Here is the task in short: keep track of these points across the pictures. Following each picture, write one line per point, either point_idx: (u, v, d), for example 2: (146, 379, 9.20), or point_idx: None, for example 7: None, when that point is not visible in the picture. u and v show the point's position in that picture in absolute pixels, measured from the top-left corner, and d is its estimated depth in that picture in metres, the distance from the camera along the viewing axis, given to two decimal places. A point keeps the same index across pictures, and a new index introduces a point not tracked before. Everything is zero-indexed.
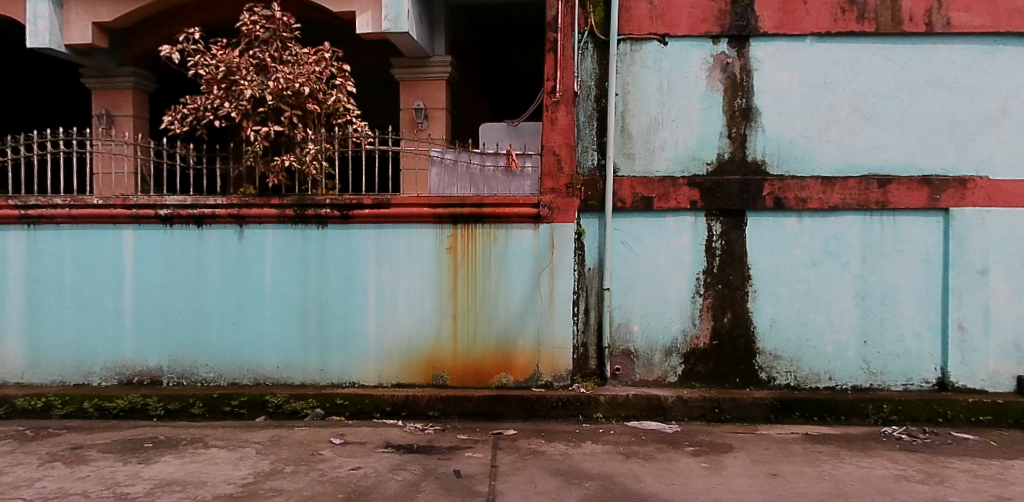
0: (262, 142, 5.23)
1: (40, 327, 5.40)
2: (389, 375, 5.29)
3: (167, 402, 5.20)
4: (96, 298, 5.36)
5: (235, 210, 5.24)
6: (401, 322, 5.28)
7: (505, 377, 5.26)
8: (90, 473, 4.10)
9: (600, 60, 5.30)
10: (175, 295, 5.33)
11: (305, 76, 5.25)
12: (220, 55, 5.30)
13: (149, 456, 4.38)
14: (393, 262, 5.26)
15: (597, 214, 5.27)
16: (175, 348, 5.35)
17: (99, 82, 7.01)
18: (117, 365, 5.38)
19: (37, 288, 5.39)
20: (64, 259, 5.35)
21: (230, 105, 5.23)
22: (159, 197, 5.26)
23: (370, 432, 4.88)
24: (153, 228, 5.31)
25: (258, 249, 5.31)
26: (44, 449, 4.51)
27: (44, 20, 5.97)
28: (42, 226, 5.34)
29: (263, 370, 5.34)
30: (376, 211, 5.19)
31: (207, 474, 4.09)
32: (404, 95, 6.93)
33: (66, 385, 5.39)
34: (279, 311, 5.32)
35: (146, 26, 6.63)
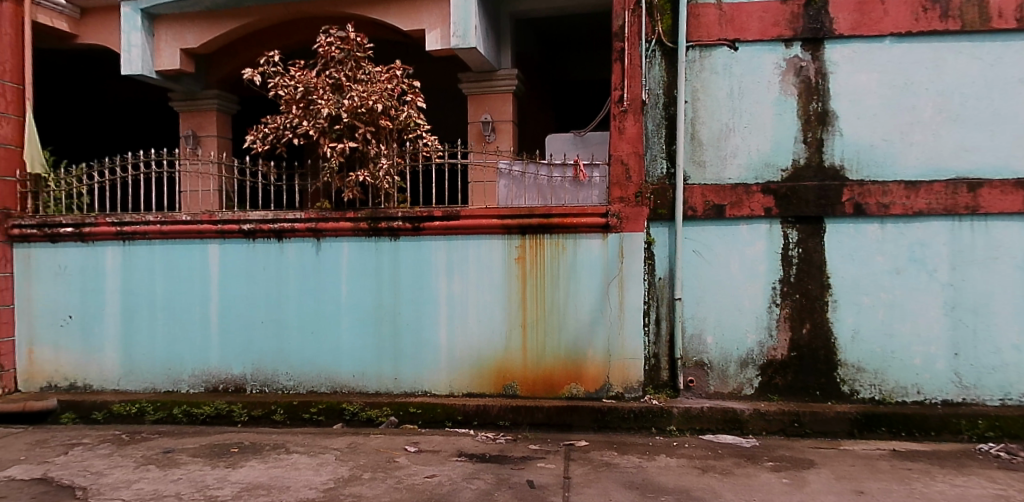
0: (338, 158, 5.42)
1: (134, 337, 5.72)
2: (460, 385, 5.36)
3: (250, 408, 5.42)
4: (184, 309, 5.65)
5: (313, 224, 5.43)
6: (472, 333, 5.33)
7: (576, 388, 5.23)
8: (182, 476, 4.31)
9: (668, 69, 5.26)
10: (257, 306, 5.57)
11: (378, 93, 5.40)
12: (298, 76, 5.52)
13: (235, 460, 4.57)
14: (463, 272, 5.33)
15: (667, 223, 5.21)
16: (257, 357, 5.58)
17: (186, 105, 7.40)
18: (203, 373, 5.64)
19: (131, 300, 5.72)
20: (156, 272, 5.67)
21: (309, 123, 5.45)
22: (243, 213, 5.51)
23: (443, 440, 4.95)
24: (237, 242, 5.57)
25: (335, 261, 5.48)
26: (140, 452, 4.77)
27: (137, 48, 6.36)
28: (136, 242, 5.67)
29: (339, 379, 5.50)
30: (446, 223, 5.29)
31: (290, 479, 4.23)
32: (472, 109, 7.04)
33: (157, 391, 5.69)
34: (354, 322, 5.47)
35: (228, 51, 7.00)
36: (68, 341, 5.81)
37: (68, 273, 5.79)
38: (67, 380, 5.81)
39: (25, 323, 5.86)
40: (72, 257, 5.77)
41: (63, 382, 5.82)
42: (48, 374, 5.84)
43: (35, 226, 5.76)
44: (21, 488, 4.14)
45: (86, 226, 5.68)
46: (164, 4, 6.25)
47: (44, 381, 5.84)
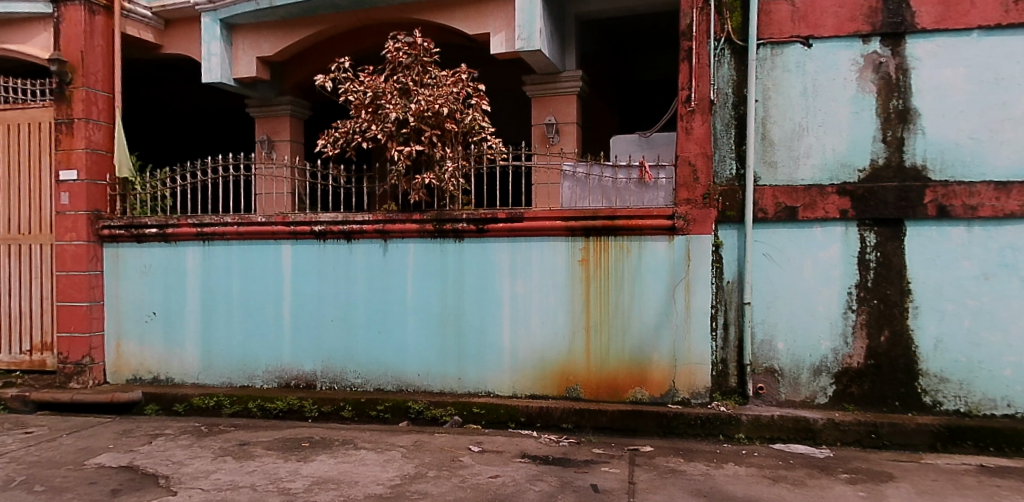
0: (404, 161, 5.52)
1: (212, 333, 5.98)
2: (523, 387, 5.37)
3: (320, 404, 5.59)
4: (259, 307, 5.87)
5: (380, 226, 5.55)
6: (535, 335, 5.34)
7: (640, 392, 5.17)
8: (257, 468, 4.47)
9: (738, 67, 5.13)
10: (327, 305, 5.73)
11: (444, 97, 5.48)
12: (367, 81, 5.66)
13: (306, 454, 4.72)
14: (527, 274, 5.34)
15: (737, 225, 5.08)
16: (327, 355, 5.74)
17: (261, 111, 7.69)
18: (276, 369, 5.85)
19: (210, 298, 5.98)
20: (233, 271, 5.91)
21: (377, 127, 5.57)
22: (314, 214, 5.68)
23: (506, 441, 4.97)
24: (308, 243, 5.75)
25: (401, 262, 5.59)
26: (217, 444, 4.98)
27: (217, 57, 6.66)
28: (215, 242, 5.93)
29: (405, 378, 5.60)
30: (510, 225, 5.31)
31: (358, 474, 4.33)
32: (536, 112, 7.05)
33: (233, 386, 5.92)
34: (419, 322, 5.56)
35: (301, 58, 7.24)
36: (152, 336, 6.13)
37: (153, 272, 6.10)
38: (151, 373, 6.13)
39: (114, 319, 6.21)
40: (156, 256, 6.09)
41: (148, 375, 6.14)
42: (134, 367, 6.17)
43: (123, 227, 6.10)
44: (110, 475, 4.38)
45: (169, 227, 5.97)
46: (242, 14, 6.51)
47: (131, 374, 6.18)
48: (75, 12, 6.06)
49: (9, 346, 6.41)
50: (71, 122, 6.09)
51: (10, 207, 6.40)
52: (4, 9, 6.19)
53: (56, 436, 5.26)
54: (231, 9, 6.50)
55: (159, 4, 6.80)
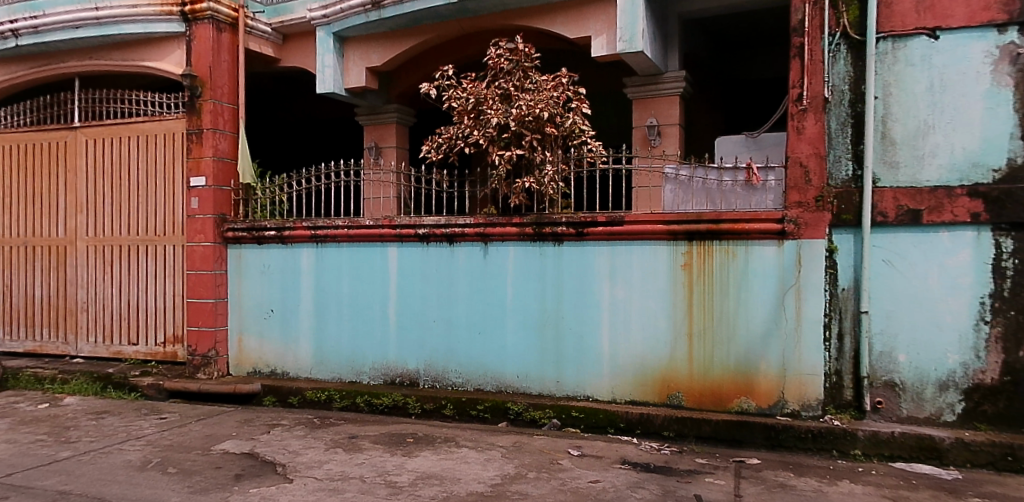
0: (505, 165, 5.60)
1: (324, 331, 6.29)
2: (623, 393, 5.31)
3: (424, 402, 5.75)
4: (366, 306, 6.13)
5: (481, 229, 5.65)
6: (636, 341, 5.27)
7: (746, 402, 4.99)
8: (365, 461, 4.66)
9: (855, 63, 4.85)
10: (430, 306, 5.90)
11: (545, 102, 5.52)
12: (470, 88, 5.80)
13: (411, 450, 4.87)
14: (627, 278, 5.28)
15: (854, 230, 4.80)
16: (430, 354, 5.90)
17: (370, 119, 8.04)
18: (382, 366, 6.08)
19: (322, 297, 6.30)
20: (343, 272, 6.20)
21: (478, 132, 5.68)
22: (418, 218, 5.87)
23: (606, 446, 4.93)
24: (413, 245, 5.94)
25: (501, 265, 5.67)
26: (329, 436, 5.23)
27: (331, 68, 7.03)
28: (327, 244, 6.24)
29: (505, 379, 5.67)
30: (610, 228, 5.27)
31: (460, 472, 4.42)
32: (638, 114, 6.98)
33: (343, 381, 6.20)
34: (519, 324, 5.62)
35: (406, 67, 7.49)
36: (269, 332, 6.52)
37: (271, 272, 6.50)
38: (269, 367, 6.53)
39: (237, 315, 6.67)
40: (274, 257, 6.48)
41: (266, 368, 6.54)
42: (254, 361, 6.60)
43: (246, 230, 6.53)
44: (233, 460, 4.70)
45: (286, 229, 6.34)
46: (353, 27, 6.83)
47: (251, 367, 6.60)
48: (205, 30, 6.54)
49: (145, 338, 7.02)
50: (200, 132, 6.60)
51: (148, 211, 7.01)
52: (145, 30, 6.68)
53: (187, 422, 5.70)
54: (343, 22, 6.83)
55: (278, 21, 7.23)
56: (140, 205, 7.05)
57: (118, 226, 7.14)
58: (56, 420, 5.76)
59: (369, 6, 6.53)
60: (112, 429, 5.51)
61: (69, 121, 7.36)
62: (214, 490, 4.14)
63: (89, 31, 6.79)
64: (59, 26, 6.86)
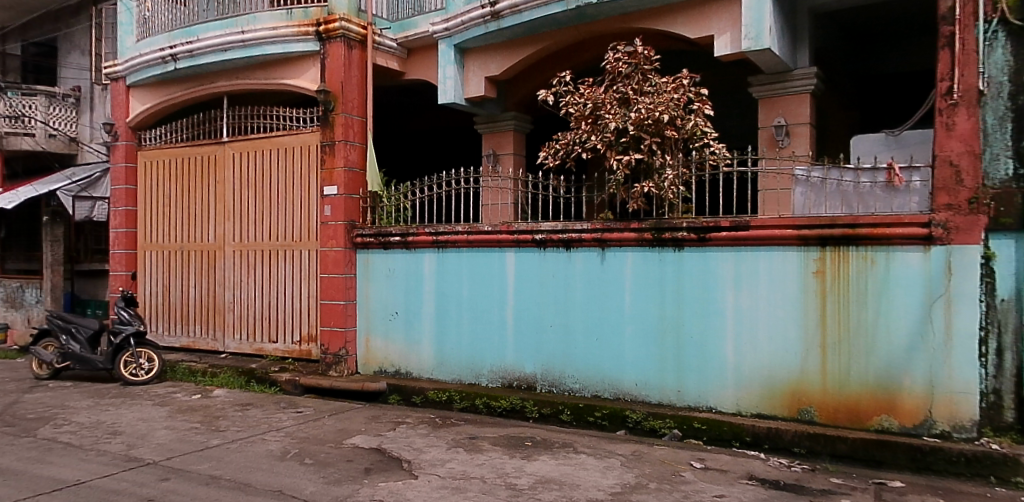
0: (624, 170, 5.52)
1: (445, 333, 6.50)
2: (749, 405, 5.09)
3: (541, 406, 5.78)
4: (485, 310, 6.26)
5: (599, 234, 5.63)
6: (763, 352, 5.04)
7: (888, 420, 4.63)
8: (486, 462, 4.75)
9: (1016, 50, 4.44)
10: (548, 311, 5.94)
11: (665, 104, 5.41)
12: (587, 93, 5.77)
13: (529, 453, 4.91)
14: (753, 285, 5.07)
15: (1016, 233, 4.36)
16: (547, 359, 5.94)
17: (488, 127, 8.21)
18: (501, 370, 6.18)
19: (443, 300, 6.51)
20: (464, 277, 6.38)
21: (596, 138, 5.64)
22: (535, 223, 5.93)
23: (731, 460, 4.74)
24: (531, 251, 6.01)
25: (620, 270, 5.61)
26: (450, 435, 5.38)
27: (452, 79, 7.26)
28: (448, 249, 6.45)
29: (623, 387, 5.60)
30: (734, 233, 5.08)
31: (579, 478, 4.40)
32: (764, 114, 6.68)
33: (463, 383, 6.36)
34: (638, 332, 5.53)
35: (525, 75, 7.61)
36: (395, 334, 6.82)
37: (395, 276, 6.80)
38: (394, 367, 6.82)
39: (365, 317, 7.02)
40: (399, 262, 6.77)
41: (391, 368, 6.83)
42: (381, 361, 6.91)
43: (373, 236, 6.87)
44: (362, 455, 4.94)
45: (409, 235, 6.61)
46: (473, 38, 7.01)
47: (377, 366, 6.92)
48: (337, 48, 6.98)
49: (283, 337, 7.55)
50: (333, 144, 7.03)
51: (286, 218, 7.54)
52: (284, 50, 7.21)
53: (320, 417, 6.07)
54: (463, 34, 7.04)
55: (403, 36, 7.54)
56: (279, 212, 7.60)
57: (260, 232, 7.73)
58: (208, 410, 6.31)
59: (489, 17, 6.70)
60: (255, 420, 5.96)
61: (219, 137, 8.07)
62: (346, 482, 4.36)
63: (236, 53, 7.41)
64: (211, 50, 7.54)
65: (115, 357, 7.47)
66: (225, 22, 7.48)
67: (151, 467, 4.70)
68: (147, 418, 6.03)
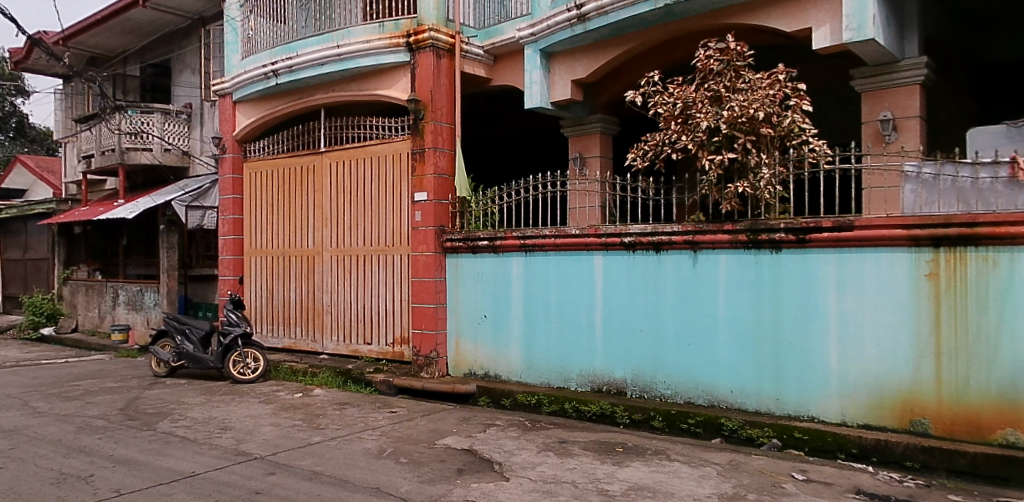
0: (716, 170, 5.37)
1: (533, 337, 6.52)
2: (855, 415, 4.82)
3: (631, 412, 5.68)
4: (574, 314, 6.24)
5: (690, 237, 5.50)
6: (870, 359, 4.76)
7: (1014, 434, 4.26)
8: (576, 466, 4.73)
9: None
10: (638, 315, 5.85)
11: (759, 101, 5.23)
12: (677, 92, 5.66)
13: (621, 459, 4.85)
14: (858, 289, 4.80)
15: None
16: (637, 364, 5.84)
17: (574, 130, 8.17)
18: (590, 374, 6.14)
19: (531, 303, 6.53)
20: (551, 280, 6.38)
21: (687, 138, 5.51)
22: (624, 226, 5.86)
23: (836, 473, 4.50)
24: (619, 254, 5.94)
25: (713, 274, 5.45)
26: (540, 439, 5.39)
27: (538, 83, 7.30)
28: (536, 253, 6.48)
29: (718, 394, 5.44)
30: (837, 233, 4.85)
31: (673, 486, 4.30)
32: (867, 108, 6.32)
33: (551, 387, 6.36)
34: (732, 337, 5.36)
35: (611, 77, 7.53)
36: (483, 337, 6.91)
37: (484, 280, 6.89)
38: (483, 370, 6.90)
39: (454, 320, 7.15)
40: (487, 265, 6.86)
41: (480, 371, 6.92)
42: (470, 363, 7.01)
43: (462, 240, 7.00)
44: (455, 455, 5.03)
45: (498, 239, 6.69)
46: (559, 41, 7.00)
47: (467, 369, 7.03)
48: (426, 57, 7.17)
49: (377, 339, 7.80)
50: (423, 151, 7.21)
51: (379, 224, 7.80)
52: (376, 61, 7.46)
53: (413, 417, 6.22)
54: (549, 39, 7.05)
55: (489, 43, 7.61)
56: (372, 218, 7.86)
57: (355, 238, 8.03)
58: (308, 408, 6.61)
59: (575, 20, 6.69)
60: (353, 419, 6.18)
61: (317, 147, 8.45)
62: (440, 482, 4.45)
63: (332, 66, 7.73)
64: (309, 64, 7.91)
65: (225, 356, 7.96)
66: (322, 37, 7.81)
67: (259, 462, 4.96)
68: (253, 415, 6.37)
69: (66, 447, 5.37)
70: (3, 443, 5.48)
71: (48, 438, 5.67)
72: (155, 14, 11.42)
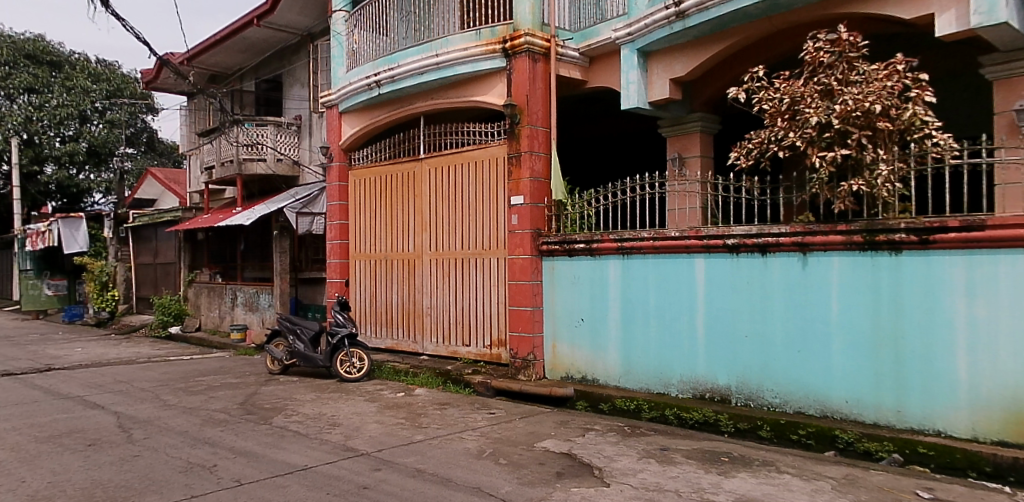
0: (828, 168, 5.09)
1: (632, 342, 6.42)
2: (988, 431, 4.42)
3: (737, 420, 5.48)
4: (674, 318, 6.09)
5: (799, 238, 5.26)
6: (1006, 370, 4.34)
7: None
8: (680, 475, 4.60)
9: None
10: (742, 319, 5.64)
11: (876, 93, 4.91)
12: (784, 87, 5.42)
13: (727, 469, 4.68)
14: (992, 293, 4.41)
15: None
16: (743, 370, 5.64)
17: (672, 130, 7.97)
18: (691, 380, 5.97)
19: (629, 307, 6.44)
20: (650, 284, 6.27)
21: (795, 135, 5.27)
22: (727, 228, 5.68)
23: (967, 493, 4.14)
24: (722, 257, 5.76)
25: (825, 277, 5.17)
26: (641, 445, 5.30)
27: (635, 84, 7.19)
28: (634, 255, 6.38)
29: (831, 404, 5.15)
30: (965, 234, 4.47)
31: (784, 500, 4.11)
32: (1000, 97, 5.79)
33: (651, 392, 6.24)
34: (847, 344, 5.06)
35: (712, 74, 7.32)
36: (580, 340, 6.87)
37: (580, 283, 6.86)
38: (581, 373, 6.86)
39: (551, 323, 7.15)
40: (584, 269, 6.83)
41: (578, 374, 6.89)
42: (567, 366, 7.00)
43: (558, 243, 7.01)
44: (554, 458, 5.02)
45: (595, 243, 6.66)
46: (657, 40, 6.88)
47: (565, 372, 7.02)
48: (522, 62, 7.23)
49: (476, 341, 7.93)
50: (519, 156, 7.27)
51: (477, 228, 7.93)
52: (473, 68, 7.60)
53: (512, 419, 6.27)
54: (647, 38, 6.95)
55: (585, 45, 7.58)
56: (470, 222, 8.01)
57: (453, 241, 8.21)
58: (411, 407, 6.81)
59: (674, 17, 6.56)
60: (453, 419, 6.31)
61: (417, 154, 8.71)
62: (539, 485, 4.46)
63: (431, 75, 7.95)
64: (409, 74, 8.17)
65: (333, 356, 8.32)
66: (421, 47, 8.06)
67: (365, 458, 5.15)
68: (360, 413, 6.63)
69: (193, 438, 5.79)
70: (139, 433, 5.98)
71: (177, 429, 6.13)
72: (268, 32, 12.15)
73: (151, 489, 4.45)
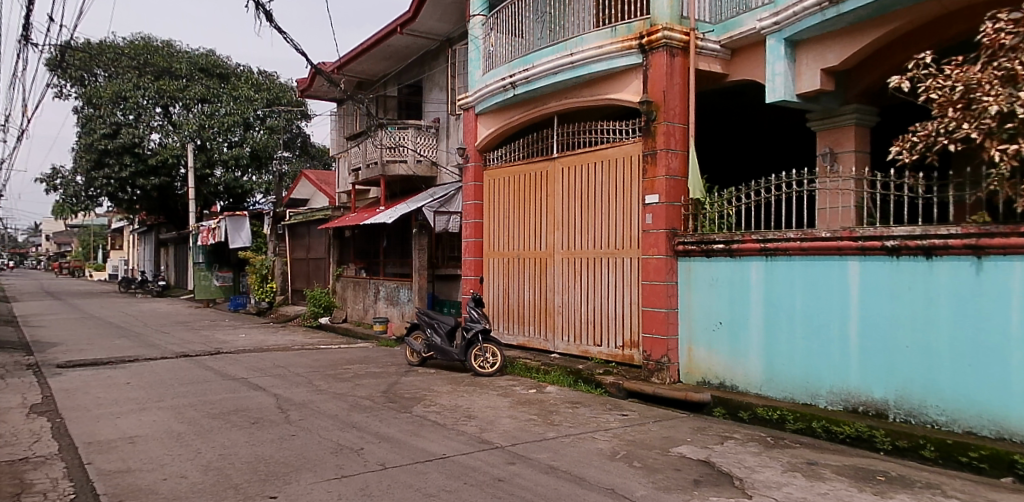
0: (1010, 162, 4.53)
1: (775, 348, 6.10)
2: None
3: (895, 437, 5.03)
4: (824, 324, 5.72)
5: (972, 240, 4.73)
6: None
7: None
8: (829, 491, 4.31)
9: None
10: (903, 327, 5.19)
11: None
12: (957, 74, 4.90)
13: (884, 490, 4.32)
14: None
15: None
16: (903, 384, 5.18)
17: (824, 124, 7.46)
18: (843, 392, 5.58)
19: (773, 311, 6.12)
20: (797, 287, 5.92)
21: (970, 126, 4.76)
22: (886, 228, 5.24)
23: None
24: (880, 259, 5.32)
25: (1004, 284, 4.61)
26: (786, 457, 5.02)
27: (781, 76, 6.83)
28: (778, 257, 6.07)
29: (1010, 425, 4.58)
30: None
31: None
32: None
33: (797, 402, 5.90)
34: None
35: (870, 61, 6.77)
36: (719, 345, 6.62)
37: (718, 285, 6.61)
38: (719, 379, 6.62)
39: (687, 326, 6.95)
40: (723, 270, 6.57)
41: (715, 380, 6.66)
42: (704, 371, 6.77)
43: (695, 243, 6.80)
44: (691, 465, 4.88)
45: (735, 243, 6.39)
46: (806, 29, 6.49)
47: (701, 377, 6.80)
48: (659, 57, 7.08)
49: (608, 341, 7.86)
50: (655, 153, 7.12)
51: (611, 227, 7.86)
52: (609, 66, 7.53)
53: (645, 422, 6.17)
54: (795, 26, 6.57)
55: (726, 37, 7.28)
56: (603, 221, 7.96)
57: (586, 240, 8.20)
58: (543, 404, 6.88)
59: (826, 4, 6.16)
60: (585, 418, 6.31)
61: (551, 153, 8.78)
62: (676, 491, 4.35)
63: (566, 75, 7.98)
64: (544, 74, 8.25)
65: (467, 350, 8.57)
66: (556, 46, 8.13)
67: (499, 451, 5.27)
68: (494, 407, 6.80)
69: (342, 422, 6.21)
70: (296, 415, 6.51)
71: (328, 413, 6.60)
72: (410, 39, 12.73)
73: (306, 467, 4.82)
